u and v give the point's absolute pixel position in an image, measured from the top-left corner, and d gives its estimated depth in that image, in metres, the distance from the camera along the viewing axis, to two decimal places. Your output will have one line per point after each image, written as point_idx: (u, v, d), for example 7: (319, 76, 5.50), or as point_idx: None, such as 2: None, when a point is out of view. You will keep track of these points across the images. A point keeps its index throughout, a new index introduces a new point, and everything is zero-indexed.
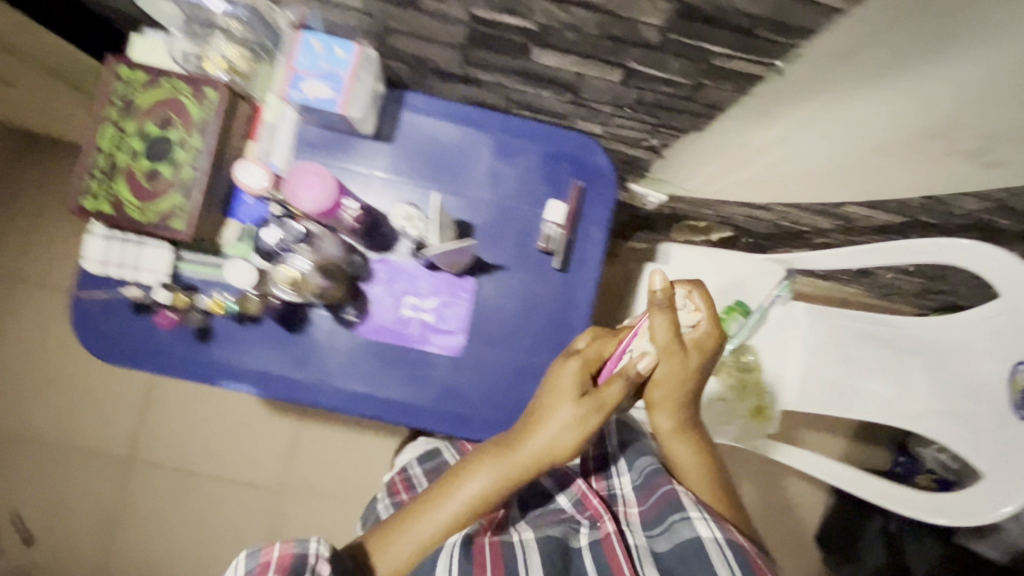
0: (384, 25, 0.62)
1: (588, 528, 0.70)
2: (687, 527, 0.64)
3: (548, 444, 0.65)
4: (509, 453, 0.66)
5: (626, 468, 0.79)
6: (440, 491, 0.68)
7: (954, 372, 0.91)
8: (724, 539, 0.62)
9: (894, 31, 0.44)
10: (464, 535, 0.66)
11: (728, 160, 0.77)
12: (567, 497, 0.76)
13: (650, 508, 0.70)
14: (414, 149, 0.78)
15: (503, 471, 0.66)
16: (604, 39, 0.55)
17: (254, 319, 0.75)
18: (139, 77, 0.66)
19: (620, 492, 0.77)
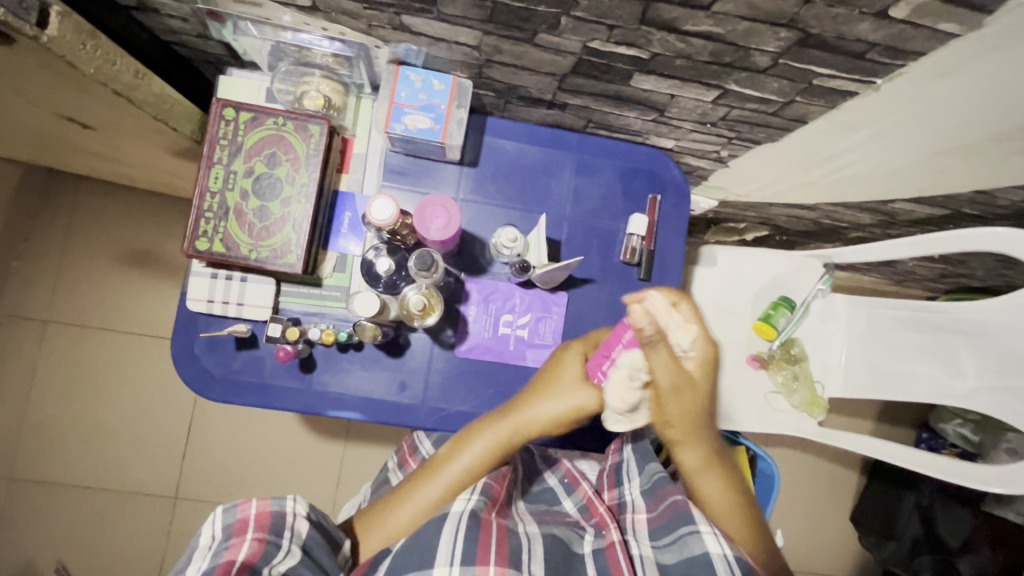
0: (487, 58, 0.65)
1: (591, 536, 0.68)
2: (697, 542, 0.60)
3: (550, 409, 0.68)
4: (510, 418, 0.69)
5: (637, 475, 0.76)
6: (442, 457, 0.69)
7: (1004, 350, 0.93)
8: (733, 556, 0.59)
9: (995, 54, 0.49)
10: (470, 509, 0.62)
11: (792, 165, 0.82)
12: (573, 502, 0.76)
13: (659, 517, 0.67)
14: (498, 171, 0.80)
15: (508, 434, 0.68)
16: (712, 64, 0.58)
17: (355, 346, 0.75)
18: (243, 116, 0.67)
19: (630, 499, 0.74)
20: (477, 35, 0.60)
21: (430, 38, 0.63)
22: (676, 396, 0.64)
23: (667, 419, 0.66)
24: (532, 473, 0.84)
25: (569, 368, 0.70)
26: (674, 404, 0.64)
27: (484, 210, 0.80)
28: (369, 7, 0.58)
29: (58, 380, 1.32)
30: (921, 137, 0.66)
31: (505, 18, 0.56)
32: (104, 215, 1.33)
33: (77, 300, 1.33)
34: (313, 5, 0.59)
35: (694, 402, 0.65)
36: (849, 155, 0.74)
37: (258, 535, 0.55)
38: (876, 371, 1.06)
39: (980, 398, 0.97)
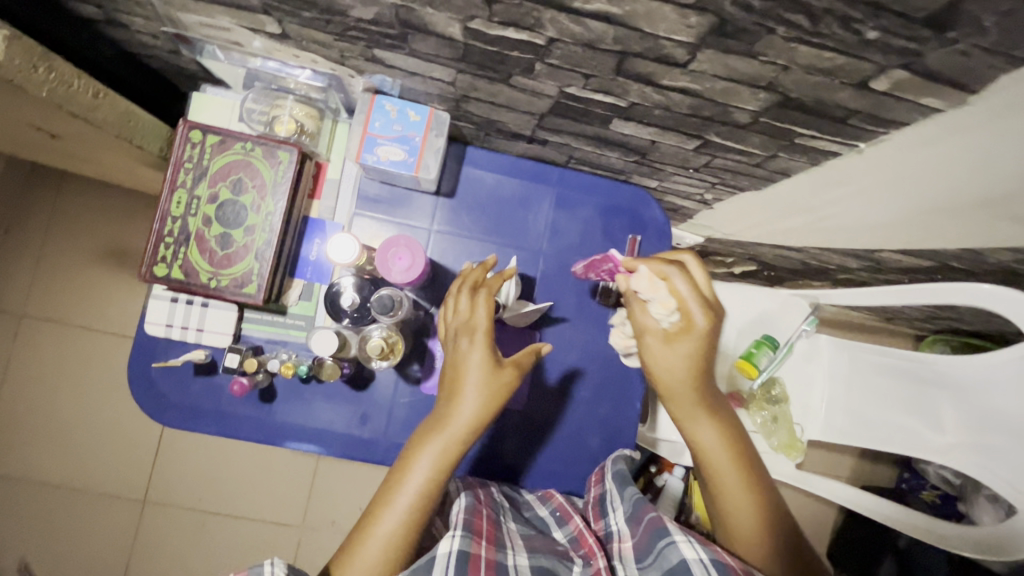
0: (464, 93, 0.63)
1: (581, 566, 0.60)
2: (673, 552, 0.55)
3: (481, 398, 0.58)
4: (447, 419, 0.59)
5: (622, 500, 0.68)
6: (388, 487, 0.58)
7: (981, 407, 0.90)
8: (710, 559, 0.53)
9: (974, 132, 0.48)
10: (458, 548, 0.55)
11: (776, 211, 0.80)
12: (563, 533, 0.67)
13: (641, 540, 0.61)
14: (476, 203, 0.78)
15: (443, 436, 0.58)
16: (692, 117, 0.56)
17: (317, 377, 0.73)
18: (210, 139, 0.65)
19: (617, 528, 0.66)
20: (452, 73, 0.58)
21: (405, 71, 0.61)
22: (662, 366, 0.67)
23: (654, 373, 0.69)
24: (518, 502, 0.75)
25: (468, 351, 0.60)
26: (651, 356, 0.67)
27: (458, 242, 0.78)
28: (340, 38, 0.56)
29: (25, 376, 1.27)
30: (907, 198, 0.63)
31: (479, 59, 0.54)
32: (83, 211, 1.29)
33: (51, 296, 1.29)
34: (283, 33, 0.57)
35: (682, 374, 0.66)
36: (833, 206, 0.72)
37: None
38: (855, 417, 1.03)
39: (955, 454, 0.94)
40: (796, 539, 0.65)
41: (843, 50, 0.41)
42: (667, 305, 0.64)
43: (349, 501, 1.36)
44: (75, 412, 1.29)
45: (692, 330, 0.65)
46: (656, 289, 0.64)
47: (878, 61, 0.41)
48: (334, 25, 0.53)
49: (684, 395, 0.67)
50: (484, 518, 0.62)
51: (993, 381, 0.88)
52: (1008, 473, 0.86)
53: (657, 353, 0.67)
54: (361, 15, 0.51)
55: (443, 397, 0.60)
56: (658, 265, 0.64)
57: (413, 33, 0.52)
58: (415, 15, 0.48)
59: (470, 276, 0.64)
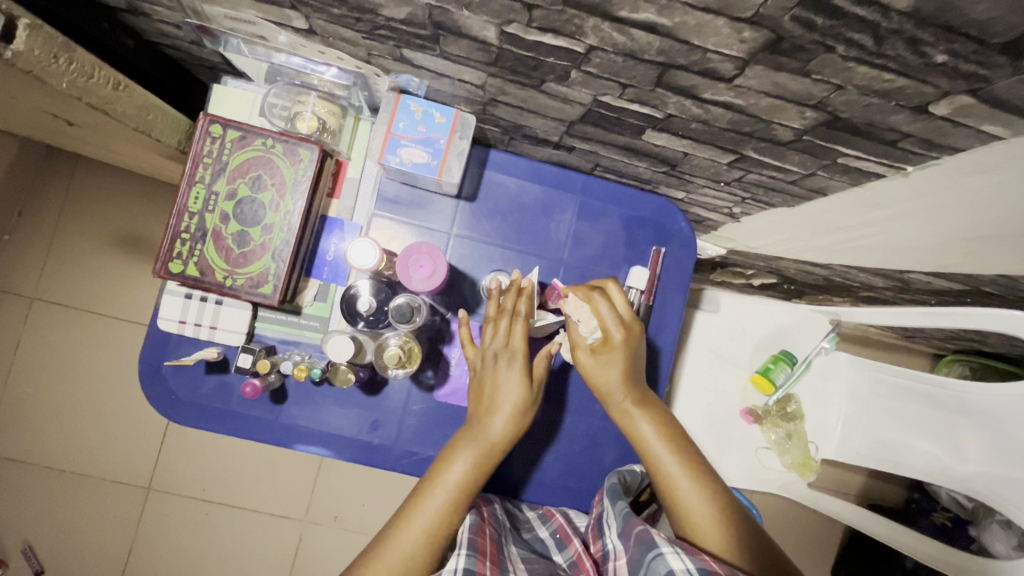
0: (492, 97, 0.61)
1: None
2: (660, 564, 0.53)
3: (513, 413, 0.63)
4: (479, 429, 0.62)
5: (614, 517, 0.65)
6: (420, 490, 0.59)
7: (1006, 438, 0.84)
8: (698, 569, 0.51)
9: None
10: (463, 566, 0.54)
11: (805, 228, 0.77)
12: (563, 557, 0.65)
13: (631, 556, 0.57)
14: (497, 208, 0.76)
15: (479, 443, 0.61)
16: (729, 132, 0.54)
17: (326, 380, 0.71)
18: (230, 134, 0.63)
19: (613, 547, 0.63)
20: (483, 77, 0.56)
21: (432, 72, 0.59)
22: (593, 379, 0.68)
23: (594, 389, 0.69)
24: (518, 522, 0.74)
25: (500, 367, 0.64)
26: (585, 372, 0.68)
27: (476, 246, 0.76)
28: (368, 37, 0.54)
29: (38, 359, 1.27)
30: (953, 224, 0.60)
31: (513, 64, 0.52)
32: (99, 196, 1.28)
33: (64, 280, 1.28)
34: (309, 29, 0.55)
35: (612, 383, 0.67)
36: (869, 227, 0.69)
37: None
38: (873, 440, 0.99)
39: (980, 483, 0.88)
40: (771, 550, 0.58)
41: (904, 71, 0.38)
42: (590, 324, 0.67)
43: (353, 498, 1.35)
44: (84, 396, 1.29)
45: (613, 343, 0.66)
46: (581, 311, 0.68)
47: (942, 86, 0.39)
48: (363, 23, 0.52)
49: (616, 403, 0.68)
50: (489, 537, 0.60)
51: (1017, 411, 0.83)
52: None
53: (582, 365, 0.69)
54: (392, 15, 0.49)
55: (476, 411, 0.64)
56: (582, 289, 0.68)
57: (445, 35, 0.50)
58: (449, 17, 0.46)
59: (505, 301, 0.66)
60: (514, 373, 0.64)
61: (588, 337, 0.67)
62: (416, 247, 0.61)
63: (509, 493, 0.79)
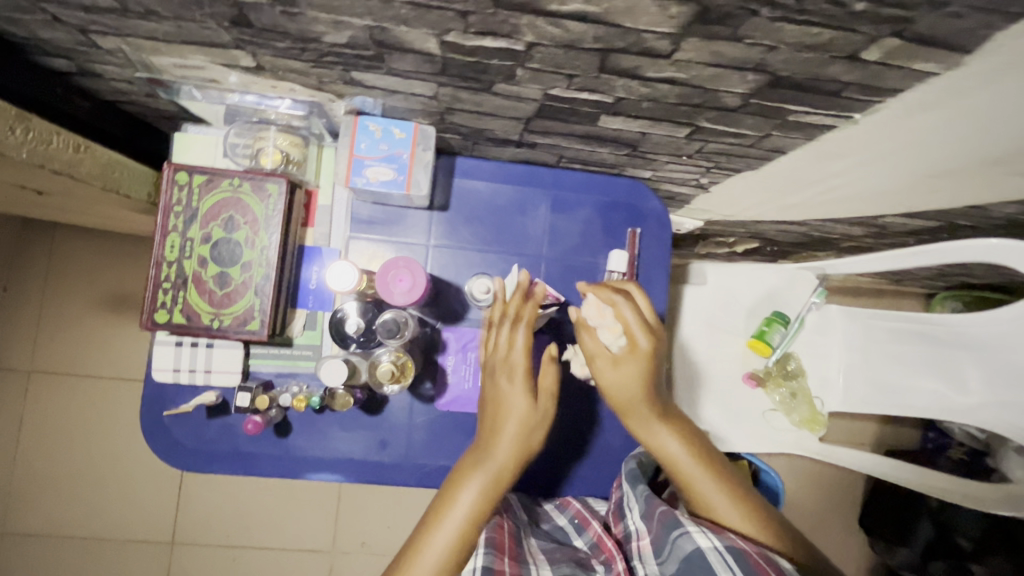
0: (447, 106, 0.62)
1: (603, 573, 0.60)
2: (686, 543, 0.55)
3: (521, 433, 0.63)
4: (488, 454, 0.62)
5: (634, 499, 0.67)
6: (432, 519, 0.59)
7: (1004, 365, 0.88)
8: (725, 546, 0.53)
9: (970, 95, 0.47)
10: (482, 565, 0.56)
11: (775, 189, 0.78)
12: (583, 540, 0.67)
13: (656, 536, 0.59)
14: (471, 213, 0.77)
15: (489, 469, 0.61)
16: (680, 105, 0.55)
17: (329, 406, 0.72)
18: (197, 180, 0.64)
19: (634, 527, 0.65)
20: (435, 88, 0.58)
21: (385, 90, 0.60)
22: (613, 390, 0.66)
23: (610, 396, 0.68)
24: (537, 513, 0.75)
25: (504, 388, 0.65)
26: (606, 378, 0.67)
27: (456, 254, 0.77)
28: (316, 65, 0.55)
29: (43, 431, 1.27)
30: (912, 161, 0.62)
31: (460, 71, 0.53)
32: (81, 260, 1.28)
33: (59, 349, 1.28)
34: (258, 66, 0.56)
35: (631, 398, 0.66)
36: (832, 178, 0.71)
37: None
38: (876, 385, 0.99)
39: (985, 413, 0.91)
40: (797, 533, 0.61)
41: (831, 23, 0.40)
42: (615, 329, 0.66)
43: (377, 520, 1.35)
44: (94, 461, 1.28)
45: (641, 348, 0.65)
46: (604, 315, 0.67)
47: (869, 32, 0.40)
48: (310, 53, 0.53)
49: (636, 417, 0.66)
50: (506, 534, 0.62)
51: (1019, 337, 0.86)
52: None
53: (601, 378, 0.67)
54: (335, 41, 0.50)
55: (484, 435, 0.64)
56: (605, 293, 0.67)
57: (390, 52, 0.51)
58: (389, 34, 0.47)
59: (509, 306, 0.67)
60: (522, 391, 0.64)
61: (613, 344, 0.67)
62: (394, 263, 0.61)
63: (525, 490, 0.80)
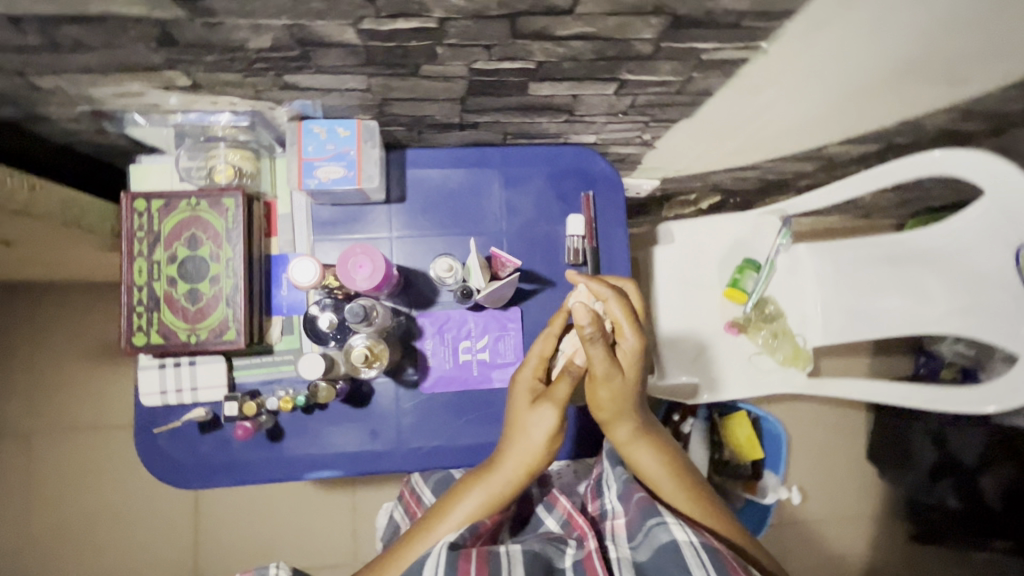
0: (383, 97, 0.65)
1: (573, 548, 0.64)
2: (663, 531, 0.60)
3: (528, 456, 0.65)
4: (493, 468, 0.66)
5: (613, 479, 0.72)
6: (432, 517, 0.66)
7: (962, 269, 0.91)
8: (700, 543, 0.58)
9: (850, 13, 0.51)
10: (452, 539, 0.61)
11: (716, 136, 0.82)
12: (559, 519, 0.72)
13: (632, 515, 0.65)
14: (428, 201, 0.80)
15: (489, 486, 0.65)
16: (599, 61, 0.58)
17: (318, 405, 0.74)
18: (155, 204, 0.66)
19: (611, 506, 0.70)
20: (367, 81, 0.60)
21: (320, 90, 0.62)
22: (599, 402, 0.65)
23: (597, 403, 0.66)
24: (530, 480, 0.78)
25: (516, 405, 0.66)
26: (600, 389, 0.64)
27: (418, 243, 0.79)
28: (249, 74, 0.57)
29: (52, 487, 1.28)
30: (823, 85, 0.66)
31: (385, 58, 0.56)
32: (62, 314, 1.29)
33: (54, 405, 1.29)
34: (195, 84, 0.58)
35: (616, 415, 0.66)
36: (760, 115, 0.74)
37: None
38: (852, 313, 1.00)
39: (950, 321, 0.93)
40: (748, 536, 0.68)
41: None
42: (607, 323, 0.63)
43: None
44: (104, 512, 1.29)
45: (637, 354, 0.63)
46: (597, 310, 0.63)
47: None
48: (241, 62, 0.55)
49: (619, 430, 0.67)
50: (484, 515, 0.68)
51: (990, 240, 0.87)
52: (1006, 323, 0.87)
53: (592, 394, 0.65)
54: (260, 46, 0.52)
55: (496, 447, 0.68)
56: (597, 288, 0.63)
57: (314, 49, 0.53)
58: (309, 31, 0.50)
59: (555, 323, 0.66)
60: (533, 416, 0.65)
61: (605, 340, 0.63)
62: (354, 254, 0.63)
63: None
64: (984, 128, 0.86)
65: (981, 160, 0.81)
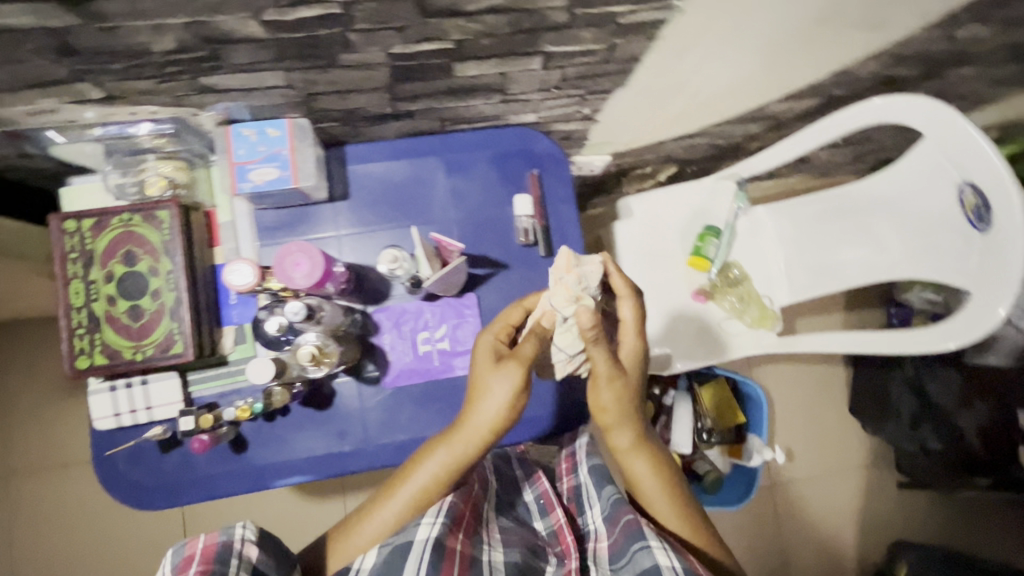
0: (307, 92, 0.64)
1: (555, 565, 0.69)
2: (646, 556, 0.61)
3: (492, 416, 0.62)
4: (455, 429, 0.64)
5: (598, 498, 0.74)
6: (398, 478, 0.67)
7: (914, 213, 0.87)
8: (682, 568, 0.59)
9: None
10: (435, 534, 0.62)
11: (654, 104, 0.82)
12: (545, 526, 0.76)
13: (617, 539, 0.66)
14: (373, 196, 0.79)
15: (449, 447, 0.64)
16: (516, 34, 0.58)
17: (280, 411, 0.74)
18: (86, 223, 0.65)
19: (593, 526, 0.73)
20: (284, 75, 0.59)
21: (241, 90, 0.61)
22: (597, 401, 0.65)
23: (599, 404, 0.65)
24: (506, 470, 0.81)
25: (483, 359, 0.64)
26: (602, 390, 0.63)
27: (367, 239, 0.78)
28: (161, 80, 0.56)
29: (29, 530, 1.24)
30: (743, 47, 0.68)
31: (298, 50, 0.55)
32: (18, 352, 1.25)
33: (25, 445, 1.25)
34: (108, 95, 0.57)
35: (615, 419, 0.66)
36: (691, 82, 0.75)
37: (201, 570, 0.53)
38: (811, 270, 1.02)
39: (904, 266, 0.90)
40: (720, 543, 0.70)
41: None
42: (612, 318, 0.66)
43: None
44: (83, 551, 1.25)
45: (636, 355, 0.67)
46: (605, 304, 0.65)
47: None
48: (150, 68, 0.54)
49: (617, 435, 0.67)
50: (468, 505, 0.70)
51: (927, 180, 0.85)
52: (956, 259, 0.82)
53: (595, 397, 0.65)
54: (164, 48, 0.51)
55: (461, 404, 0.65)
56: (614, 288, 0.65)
57: (222, 47, 0.52)
58: (210, 27, 0.49)
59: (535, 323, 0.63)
60: (498, 378, 0.61)
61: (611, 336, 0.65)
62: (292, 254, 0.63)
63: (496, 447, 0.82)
64: (917, 72, 0.87)
65: (929, 107, 0.79)
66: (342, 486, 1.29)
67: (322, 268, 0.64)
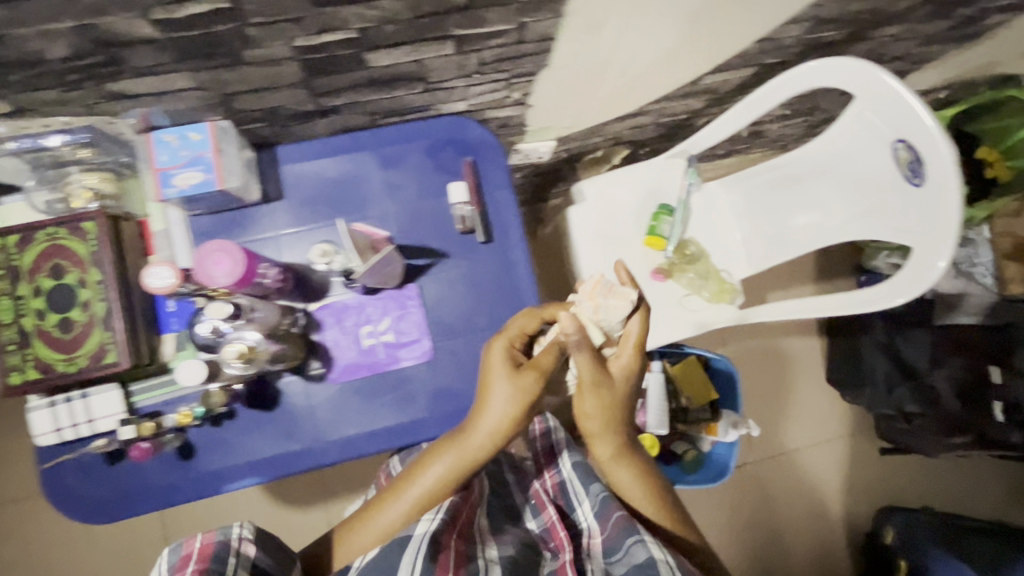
0: (223, 93, 0.64)
1: (549, 559, 0.72)
2: (641, 551, 0.64)
3: (506, 417, 0.68)
4: (466, 435, 0.70)
5: (586, 497, 0.77)
6: (404, 479, 0.72)
7: (852, 175, 0.90)
8: (673, 562, 0.64)
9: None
10: (431, 530, 0.65)
11: (583, 84, 0.82)
12: (538, 522, 0.78)
13: (609, 536, 0.69)
14: (308, 194, 0.78)
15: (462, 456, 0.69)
16: (419, 19, 0.58)
17: (225, 417, 0.73)
18: (10, 240, 0.65)
19: (585, 524, 0.75)
20: (192, 77, 0.59)
21: (153, 96, 0.62)
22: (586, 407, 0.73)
23: (585, 412, 0.73)
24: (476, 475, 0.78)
25: (496, 360, 0.69)
26: (585, 399, 0.72)
27: (302, 240, 0.78)
28: (67, 89, 0.57)
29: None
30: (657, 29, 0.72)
31: (199, 50, 0.55)
32: None
33: None
34: (16, 107, 0.58)
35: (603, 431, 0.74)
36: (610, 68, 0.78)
37: (198, 569, 0.52)
38: (769, 240, 1.03)
39: (851, 229, 0.93)
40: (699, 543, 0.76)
41: None
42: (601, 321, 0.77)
43: None
44: None
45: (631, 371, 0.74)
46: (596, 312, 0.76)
47: None
48: (44, 77, 0.54)
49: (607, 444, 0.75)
50: (466, 512, 0.72)
51: (868, 142, 0.87)
52: (897, 217, 0.85)
53: (581, 405, 0.73)
54: (61, 55, 0.51)
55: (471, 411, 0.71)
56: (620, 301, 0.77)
57: (119, 52, 0.53)
58: (101, 31, 0.49)
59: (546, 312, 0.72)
60: (514, 389, 0.68)
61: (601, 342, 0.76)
62: (218, 251, 0.63)
63: None
64: (842, 35, 0.88)
65: (854, 68, 0.80)
66: (321, 492, 1.25)
67: (246, 253, 0.65)
